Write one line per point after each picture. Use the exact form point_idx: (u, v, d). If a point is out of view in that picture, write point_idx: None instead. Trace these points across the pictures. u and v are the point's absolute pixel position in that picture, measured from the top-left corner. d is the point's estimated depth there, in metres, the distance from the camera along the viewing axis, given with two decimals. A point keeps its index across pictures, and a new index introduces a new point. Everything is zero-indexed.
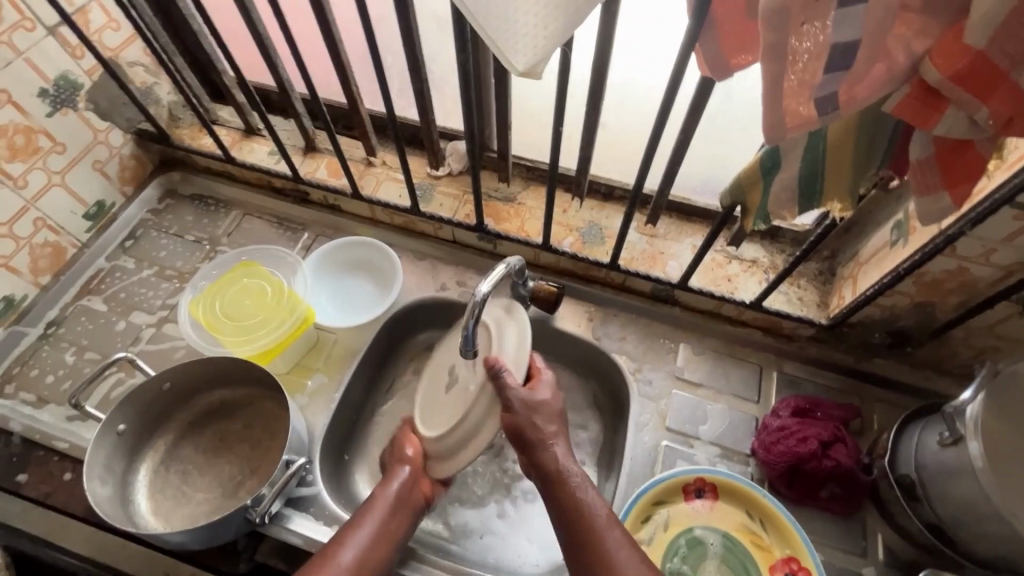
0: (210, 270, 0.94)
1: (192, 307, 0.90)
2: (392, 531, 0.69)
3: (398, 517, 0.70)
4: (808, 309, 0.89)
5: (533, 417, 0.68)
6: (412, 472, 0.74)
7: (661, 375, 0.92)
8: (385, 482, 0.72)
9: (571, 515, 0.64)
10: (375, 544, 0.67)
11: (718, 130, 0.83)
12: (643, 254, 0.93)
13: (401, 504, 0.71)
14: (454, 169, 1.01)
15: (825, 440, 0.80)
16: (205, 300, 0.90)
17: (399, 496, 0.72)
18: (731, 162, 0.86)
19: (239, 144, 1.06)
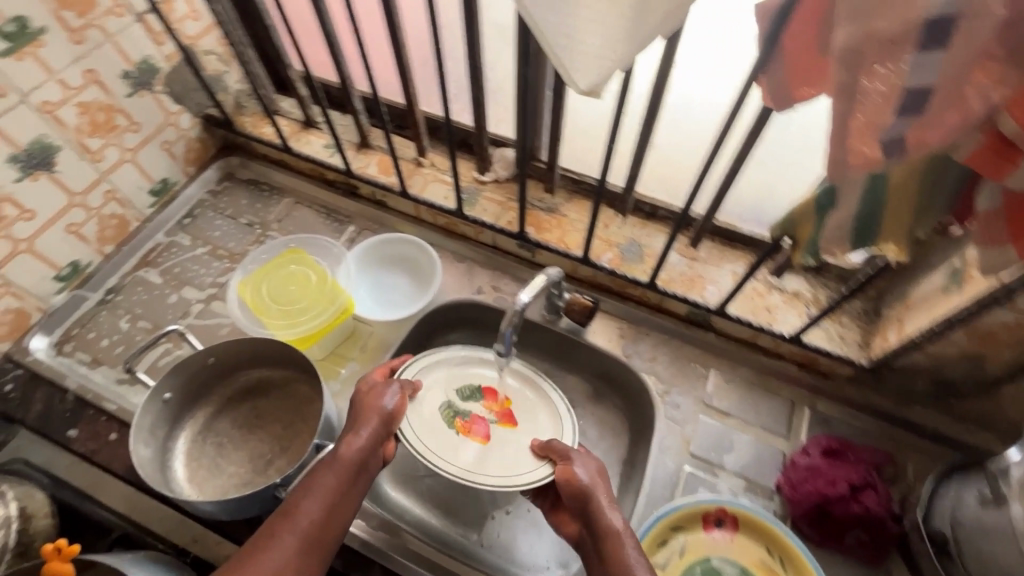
0: (259, 253, 0.98)
1: (240, 287, 0.94)
2: (351, 495, 0.62)
3: (359, 478, 0.63)
4: (848, 348, 0.87)
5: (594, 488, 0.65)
6: (382, 425, 0.67)
7: (689, 400, 0.91)
8: (349, 437, 0.65)
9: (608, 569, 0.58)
10: (333, 503, 0.61)
11: (772, 158, 0.82)
12: (682, 276, 0.93)
13: (364, 465, 0.64)
14: (501, 175, 1.03)
15: (855, 484, 0.78)
16: (252, 281, 0.94)
17: (364, 454, 0.64)
18: (782, 193, 0.85)
19: (298, 135, 1.10)
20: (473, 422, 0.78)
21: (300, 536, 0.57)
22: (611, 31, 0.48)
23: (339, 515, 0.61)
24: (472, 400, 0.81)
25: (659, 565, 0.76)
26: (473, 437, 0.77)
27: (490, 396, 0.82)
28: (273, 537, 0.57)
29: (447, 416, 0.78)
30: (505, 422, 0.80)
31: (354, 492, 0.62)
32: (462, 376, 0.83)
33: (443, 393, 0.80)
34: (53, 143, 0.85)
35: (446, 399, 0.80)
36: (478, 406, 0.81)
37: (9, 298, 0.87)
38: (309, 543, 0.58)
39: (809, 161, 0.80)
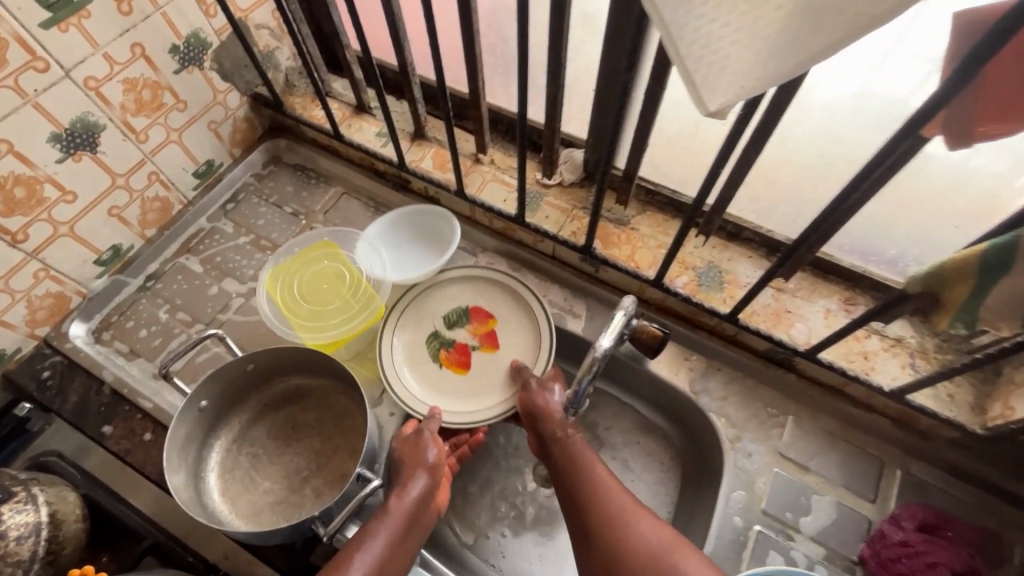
0: (292, 246, 0.93)
1: (269, 285, 0.89)
2: (407, 544, 0.64)
3: (412, 527, 0.65)
4: (958, 411, 0.76)
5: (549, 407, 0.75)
6: (429, 481, 0.69)
7: (762, 449, 0.81)
8: (400, 489, 0.67)
9: (567, 468, 0.70)
10: (387, 552, 0.61)
11: (905, 192, 0.71)
12: (766, 309, 0.83)
13: (416, 515, 0.66)
14: (567, 179, 0.93)
15: (957, 570, 0.68)
16: (283, 278, 0.90)
17: (416, 504, 0.66)
18: (901, 226, 0.73)
19: (349, 120, 1.03)
20: (455, 350, 0.88)
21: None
22: (763, 44, 0.38)
23: (394, 565, 0.62)
24: (457, 326, 0.89)
25: None
26: (459, 366, 0.87)
27: (475, 319, 0.89)
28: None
29: (433, 346, 0.88)
30: (487, 346, 0.88)
31: (407, 541, 0.64)
32: (450, 303, 0.91)
33: (431, 323, 0.90)
34: (97, 122, 0.80)
35: (434, 329, 0.89)
36: (463, 332, 0.89)
37: (49, 282, 0.84)
38: None
39: (953, 198, 0.68)
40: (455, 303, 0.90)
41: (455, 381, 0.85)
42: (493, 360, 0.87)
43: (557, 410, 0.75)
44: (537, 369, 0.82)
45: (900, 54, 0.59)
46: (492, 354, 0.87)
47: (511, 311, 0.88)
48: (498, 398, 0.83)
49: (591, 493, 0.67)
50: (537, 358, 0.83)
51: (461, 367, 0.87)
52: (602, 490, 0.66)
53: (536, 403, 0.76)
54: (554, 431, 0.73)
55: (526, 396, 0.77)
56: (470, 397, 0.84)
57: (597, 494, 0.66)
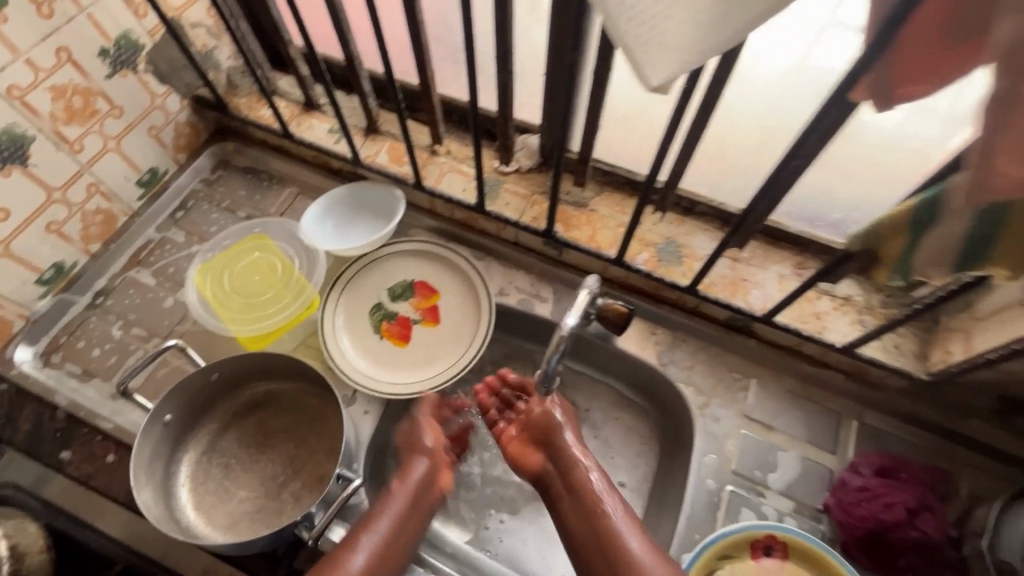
0: (220, 240, 0.91)
1: (199, 283, 0.87)
2: (412, 523, 0.69)
3: (417, 510, 0.70)
4: (904, 360, 0.81)
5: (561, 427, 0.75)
6: (431, 465, 0.74)
7: (730, 413, 0.85)
8: (405, 473, 0.73)
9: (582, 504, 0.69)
10: (387, 543, 0.66)
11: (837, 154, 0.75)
12: (724, 279, 0.86)
13: (421, 498, 0.71)
14: (524, 166, 0.94)
15: (912, 508, 0.73)
16: (211, 275, 0.88)
17: (420, 486, 0.72)
18: (835, 191, 0.77)
19: (298, 119, 1.00)
20: (397, 322, 0.89)
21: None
22: (698, 17, 0.39)
23: (401, 544, 0.67)
24: (401, 299, 0.91)
25: None
26: (399, 337, 0.88)
27: (418, 293, 0.92)
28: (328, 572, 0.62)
29: (375, 318, 0.89)
30: (428, 320, 0.90)
31: (414, 521, 0.69)
32: (393, 277, 0.92)
33: (375, 297, 0.91)
34: (25, 133, 0.75)
35: (376, 302, 0.91)
36: (406, 305, 0.91)
37: None
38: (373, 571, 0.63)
39: (878, 165, 0.73)
40: (400, 277, 0.92)
41: (398, 355, 0.87)
42: (435, 332, 0.89)
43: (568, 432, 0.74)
44: (480, 335, 0.86)
45: (832, 26, 0.63)
46: (434, 327, 0.89)
47: (454, 286, 0.92)
48: (442, 366, 0.86)
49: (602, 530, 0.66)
50: (480, 327, 0.87)
51: (401, 340, 0.88)
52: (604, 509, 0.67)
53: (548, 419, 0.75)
54: (566, 459, 0.72)
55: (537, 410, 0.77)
56: (414, 368, 0.87)
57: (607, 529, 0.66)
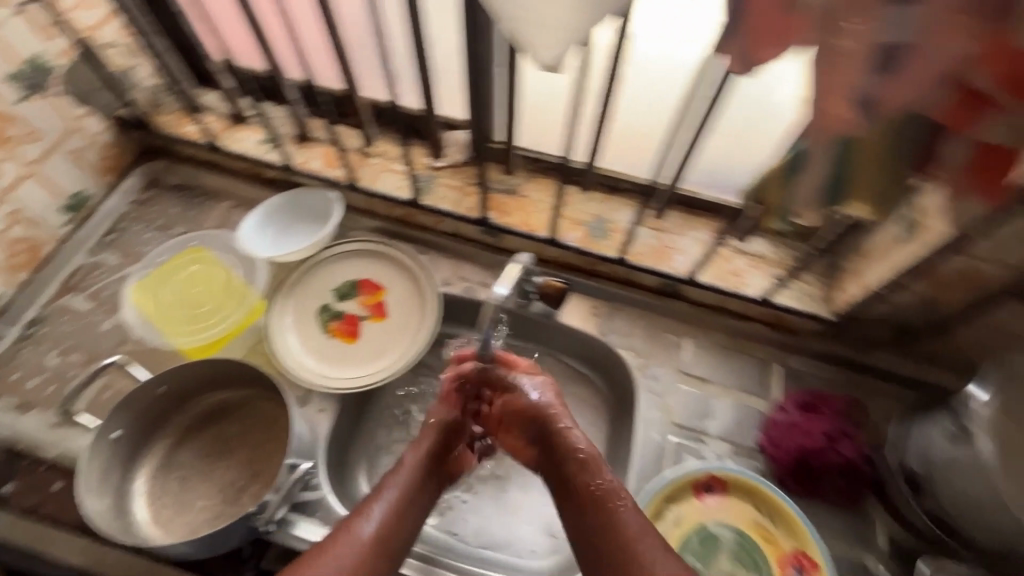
0: (156, 255, 0.91)
1: (138, 300, 0.87)
2: (416, 499, 0.70)
3: (425, 488, 0.71)
4: (813, 304, 0.90)
5: (553, 411, 0.74)
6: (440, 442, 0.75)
7: (667, 370, 0.91)
8: (414, 447, 0.74)
9: (580, 497, 0.65)
10: (395, 515, 0.66)
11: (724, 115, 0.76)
12: (650, 248, 0.93)
13: (428, 475, 0.73)
14: (456, 160, 0.98)
15: (831, 434, 0.81)
16: (151, 291, 0.88)
17: (427, 464, 0.73)
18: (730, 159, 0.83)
19: (228, 131, 1.01)
20: (345, 321, 0.91)
21: (366, 544, 0.63)
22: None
23: (407, 520, 0.67)
24: (348, 299, 0.93)
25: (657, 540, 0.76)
26: (348, 334, 0.91)
27: (364, 291, 0.94)
28: (340, 538, 0.63)
29: (323, 319, 0.91)
30: (375, 315, 0.92)
31: (421, 497, 0.70)
32: (338, 278, 0.94)
33: (321, 298, 0.93)
34: None
35: (323, 303, 0.92)
36: (353, 303, 0.93)
37: None
38: (379, 543, 0.64)
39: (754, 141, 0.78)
40: (345, 277, 0.94)
41: (348, 352, 0.89)
42: (383, 326, 0.91)
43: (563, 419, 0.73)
44: (427, 323, 0.89)
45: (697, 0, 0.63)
46: (381, 322, 0.92)
47: (399, 281, 0.94)
48: (392, 358, 0.88)
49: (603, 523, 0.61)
50: (427, 317, 0.90)
51: (350, 337, 0.90)
52: (605, 499, 0.63)
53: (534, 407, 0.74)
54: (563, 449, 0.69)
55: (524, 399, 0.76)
56: (365, 362, 0.89)
57: (609, 522, 0.61)
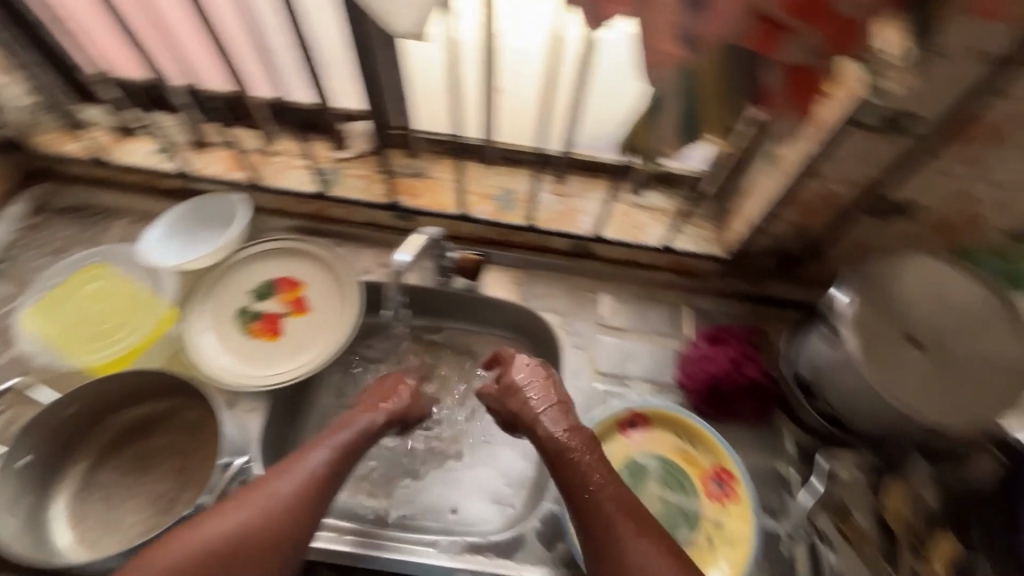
0: (51, 278, 0.88)
1: (38, 326, 0.84)
2: (356, 451, 0.71)
3: (367, 444, 0.73)
4: (708, 246, 0.97)
5: (536, 406, 0.74)
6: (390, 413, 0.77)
7: (587, 325, 0.97)
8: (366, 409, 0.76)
9: (569, 487, 0.67)
10: (342, 457, 0.69)
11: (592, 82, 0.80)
12: (557, 213, 0.98)
13: (375, 434, 0.74)
14: (362, 150, 0.99)
15: (735, 359, 0.89)
16: (51, 314, 0.85)
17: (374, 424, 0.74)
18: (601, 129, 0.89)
19: (118, 144, 0.99)
20: (264, 320, 0.91)
21: (311, 477, 0.65)
22: None
23: (344, 465, 0.69)
24: (266, 298, 0.93)
25: None
26: (268, 332, 0.90)
27: (282, 288, 0.93)
28: (288, 469, 0.65)
29: (242, 321, 0.90)
30: (297, 311, 0.92)
31: (360, 454, 0.72)
32: (253, 279, 0.93)
33: (237, 300, 0.92)
34: None
35: (240, 305, 0.91)
36: (272, 302, 0.92)
37: None
38: (315, 482, 0.65)
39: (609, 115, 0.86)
40: (261, 277, 0.94)
41: (271, 350, 0.89)
42: (304, 320, 0.92)
43: (542, 414, 0.73)
44: (351, 309, 0.90)
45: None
46: (303, 316, 0.92)
47: (317, 274, 0.94)
48: (316, 349, 0.89)
49: (586, 513, 0.65)
50: (349, 304, 0.91)
51: (272, 335, 0.90)
52: (588, 491, 0.65)
53: (522, 409, 0.75)
54: (548, 442, 0.70)
55: (512, 398, 0.76)
56: (291, 357, 0.89)
57: (594, 512, 0.64)
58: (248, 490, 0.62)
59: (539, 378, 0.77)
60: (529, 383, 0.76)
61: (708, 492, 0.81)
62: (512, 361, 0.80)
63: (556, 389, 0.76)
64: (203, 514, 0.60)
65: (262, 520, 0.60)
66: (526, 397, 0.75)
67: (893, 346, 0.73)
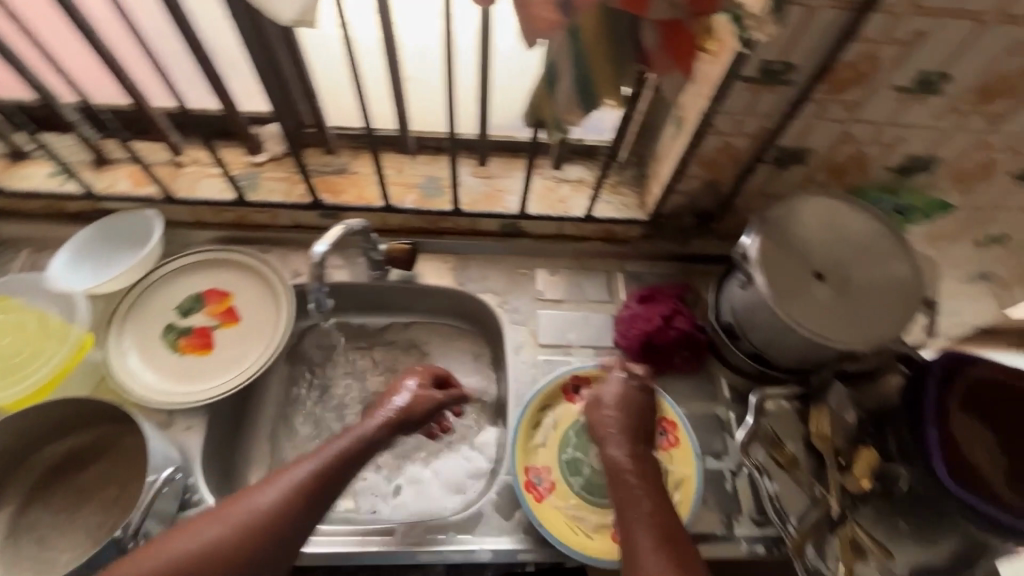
0: None
1: None
2: (351, 459, 0.69)
3: (365, 451, 0.70)
4: (630, 211, 1.00)
5: (609, 424, 0.73)
6: (394, 418, 0.75)
7: (525, 301, 0.98)
8: (368, 419, 0.74)
9: (619, 504, 0.66)
10: (332, 465, 0.67)
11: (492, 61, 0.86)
12: (482, 195, 0.99)
13: (374, 442, 0.71)
14: (277, 152, 0.97)
15: (667, 315, 0.92)
16: None
17: (375, 432, 0.72)
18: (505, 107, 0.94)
19: (9, 171, 0.92)
20: (195, 334, 0.89)
21: (293, 487, 0.64)
22: None
23: (336, 476, 0.67)
24: (193, 313, 0.91)
25: (538, 444, 0.84)
26: (199, 346, 0.88)
27: (210, 301, 0.91)
28: (272, 480, 0.64)
29: (169, 339, 0.88)
30: (227, 321, 0.90)
31: (357, 464, 0.69)
32: (178, 294, 0.91)
33: (163, 319, 0.89)
34: None
35: (167, 323, 0.89)
36: (200, 316, 0.91)
37: None
38: (298, 493, 0.63)
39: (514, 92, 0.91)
40: (186, 292, 0.92)
41: (202, 365, 0.87)
42: (236, 330, 0.90)
43: (613, 433, 0.72)
44: (283, 311, 0.89)
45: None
46: (234, 326, 0.90)
47: (246, 282, 0.93)
48: (252, 357, 0.87)
49: (625, 527, 0.64)
50: (281, 307, 0.90)
51: (204, 348, 0.88)
52: (632, 511, 0.65)
53: (599, 423, 0.74)
54: (608, 459, 0.70)
55: (594, 410, 0.76)
56: (226, 368, 0.87)
57: (627, 527, 0.64)
58: (229, 503, 0.62)
59: (626, 399, 0.76)
60: (610, 400, 0.75)
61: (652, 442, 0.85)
62: (612, 375, 0.79)
63: (638, 412, 0.75)
64: (184, 522, 0.61)
65: (236, 533, 0.59)
66: (604, 412, 0.75)
67: (795, 282, 0.78)
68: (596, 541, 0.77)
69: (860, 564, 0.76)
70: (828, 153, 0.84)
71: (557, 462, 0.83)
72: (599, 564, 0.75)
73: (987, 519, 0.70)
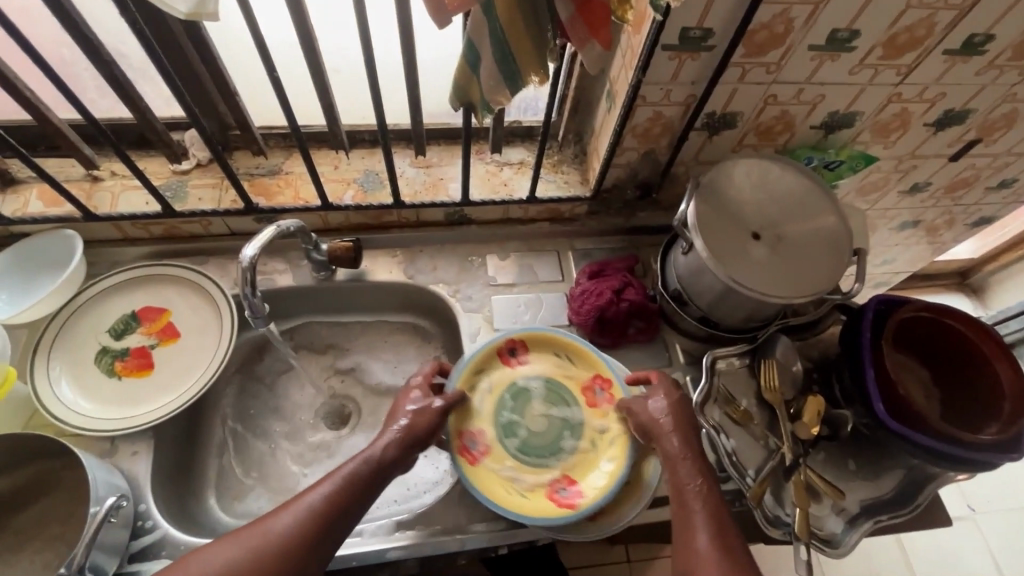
0: None
1: None
2: (361, 485, 0.67)
3: (375, 475, 0.69)
4: (574, 188, 1.01)
5: (660, 424, 0.74)
6: (400, 436, 0.72)
7: (478, 288, 0.98)
8: (377, 440, 0.72)
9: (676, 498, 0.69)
10: (342, 491, 0.65)
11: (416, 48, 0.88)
12: (424, 185, 0.97)
13: (383, 467, 0.70)
14: (202, 159, 0.93)
15: (617, 288, 0.93)
16: None
17: (384, 455, 0.70)
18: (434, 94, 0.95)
19: None
20: (131, 356, 0.85)
21: (303, 514, 0.62)
22: None
23: (349, 504, 0.65)
24: (129, 333, 0.87)
25: (473, 408, 0.83)
26: (137, 368, 0.84)
27: (146, 320, 0.87)
28: (287, 505, 0.64)
29: (104, 363, 0.84)
30: (166, 339, 0.86)
31: (369, 491, 0.68)
32: (113, 315, 0.87)
33: (96, 343, 0.85)
34: None
35: (99, 348, 0.85)
36: (136, 336, 0.87)
37: None
38: (310, 522, 0.62)
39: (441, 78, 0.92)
40: (120, 312, 0.87)
41: (143, 388, 0.83)
42: (176, 348, 0.86)
43: (666, 430, 0.73)
44: (225, 320, 0.86)
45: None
46: (173, 343, 0.86)
47: (184, 296, 0.89)
48: (196, 373, 0.84)
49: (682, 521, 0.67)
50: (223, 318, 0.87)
51: (143, 369, 0.85)
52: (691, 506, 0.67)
53: (649, 425, 0.75)
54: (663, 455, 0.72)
55: (639, 411, 0.77)
56: (168, 386, 0.83)
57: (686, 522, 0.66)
58: (252, 525, 0.62)
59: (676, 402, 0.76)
60: (662, 403, 0.76)
61: (589, 400, 0.85)
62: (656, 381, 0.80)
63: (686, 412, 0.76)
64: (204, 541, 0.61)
65: (254, 561, 0.59)
66: (655, 412, 0.76)
67: (731, 246, 0.80)
68: (527, 499, 0.77)
69: (814, 505, 0.81)
70: (755, 116, 0.87)
71: (492, 424, 0.82)
72: (531, 520, 0.74)
73: (931, 450, 0.74)
